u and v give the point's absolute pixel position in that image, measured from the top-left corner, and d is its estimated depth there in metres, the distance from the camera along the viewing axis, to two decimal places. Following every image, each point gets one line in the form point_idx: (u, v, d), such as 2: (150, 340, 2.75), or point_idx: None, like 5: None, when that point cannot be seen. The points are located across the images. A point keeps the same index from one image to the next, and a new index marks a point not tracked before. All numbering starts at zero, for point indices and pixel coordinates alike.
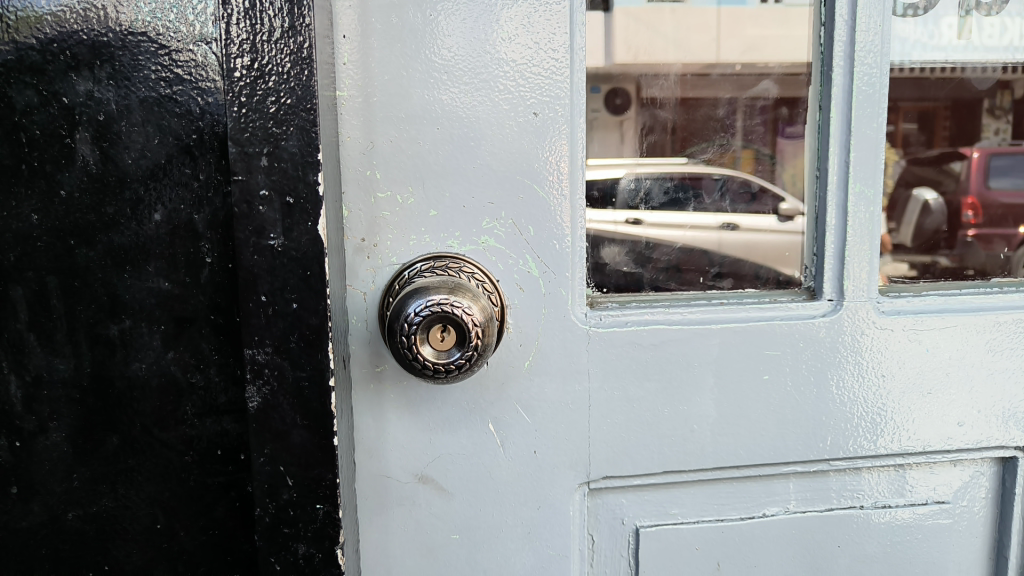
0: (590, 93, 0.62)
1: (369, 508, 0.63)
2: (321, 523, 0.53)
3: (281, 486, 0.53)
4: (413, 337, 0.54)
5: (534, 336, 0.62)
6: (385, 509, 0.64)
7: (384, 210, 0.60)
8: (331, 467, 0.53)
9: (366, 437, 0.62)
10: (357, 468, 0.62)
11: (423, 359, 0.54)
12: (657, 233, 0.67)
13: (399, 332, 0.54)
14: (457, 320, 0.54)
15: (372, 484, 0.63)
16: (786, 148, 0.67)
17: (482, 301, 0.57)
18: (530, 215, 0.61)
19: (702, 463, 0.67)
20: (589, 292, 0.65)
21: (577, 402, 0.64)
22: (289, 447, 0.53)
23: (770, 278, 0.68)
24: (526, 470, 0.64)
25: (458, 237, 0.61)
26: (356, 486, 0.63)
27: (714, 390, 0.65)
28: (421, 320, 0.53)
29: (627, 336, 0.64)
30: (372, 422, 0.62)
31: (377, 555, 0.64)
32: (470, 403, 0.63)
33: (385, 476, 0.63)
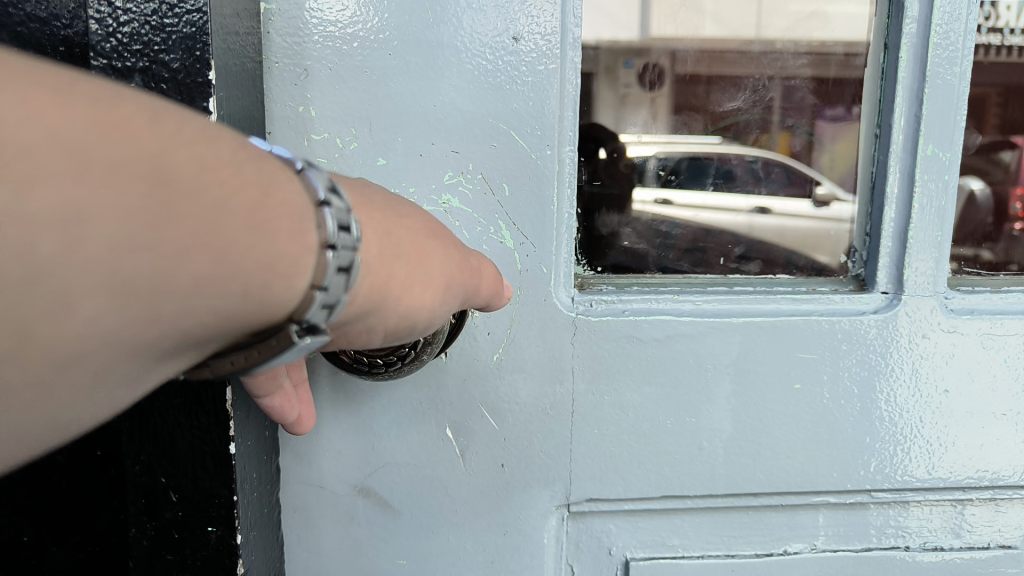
0: (623, 68, 0.53)
1: (296, 525, 0.52)
2: (213, 550, 0.42)
3: (164, 503, 0.42)
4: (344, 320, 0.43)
5: (506, 323, 0.50)
6: (315, 526, 0.52)
7: (320, 157, 0.47)
8: (224, 482, 0.41)
9: (295, 439, 0.50)
10: (282, 475, 0.51)
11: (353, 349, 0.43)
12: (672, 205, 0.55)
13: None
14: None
15: (302, 495, 0.51)
16: (824, 129, 0.55)
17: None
18: (505, 169, 0.48)
19: (712, 489, 0.54)
20: (579, 272, 0.52)
21: (558, 408, 0.51)
22: (176, 450, 0.41)
23: (801, 266, 0.55)
24: (493, 490, 0.52)
25: (412, 194, 0.48)
26: (280, 499, 0.51)
27: (732, 400, 0.52)
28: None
29: (623, 328, 0.51)
30: None
31: None
32: (424, 402, 0.51)
33: (317, 486, 0.51)
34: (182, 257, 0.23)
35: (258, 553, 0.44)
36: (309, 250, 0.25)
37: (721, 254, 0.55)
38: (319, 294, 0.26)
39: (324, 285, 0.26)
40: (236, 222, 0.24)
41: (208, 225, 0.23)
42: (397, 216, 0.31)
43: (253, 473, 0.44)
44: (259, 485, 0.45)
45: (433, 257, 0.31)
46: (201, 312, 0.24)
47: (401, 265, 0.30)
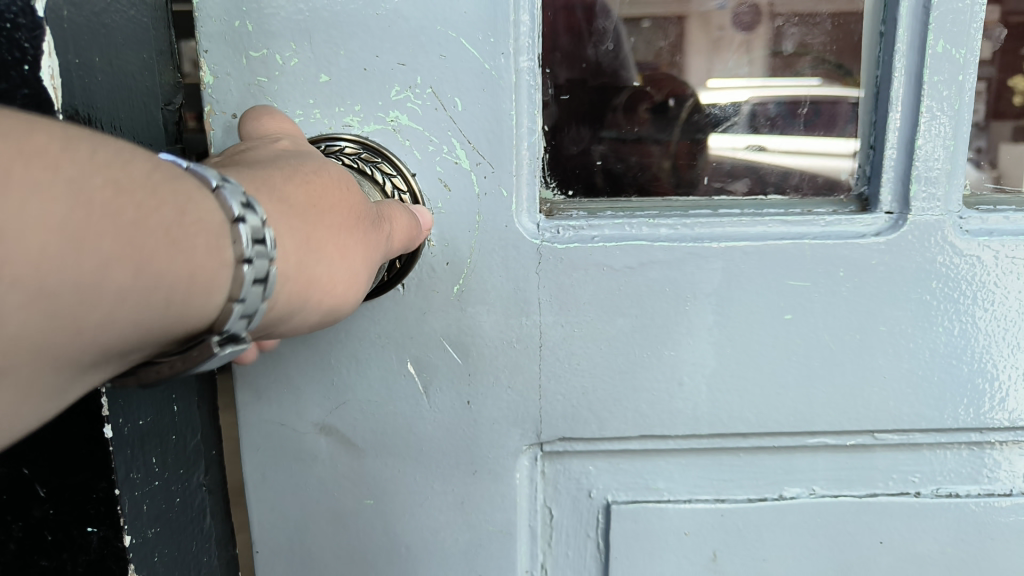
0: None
1: (259, 464, 0.50)
2: (95, 554, 0.42)
3: (35, 500, 0.41)
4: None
5: (465, 251, 0.47)
6: (278, 465, 0.50)
7: (259, 74, 0.45)
8: (103, 479, 0.40)
9: (252, 375, 0.49)
10: (241, 412, 0.49)
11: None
12: (677, 152, 0.47)
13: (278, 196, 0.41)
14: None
15: (263, 434, 0.50)
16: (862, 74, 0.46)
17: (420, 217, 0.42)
18: (456, 82, 0.44)
19: (695, 430, 0.50)
20: (546, 196, 0.48)
21: (524, 341, 0.48)
22: (44, 444, 0.40)
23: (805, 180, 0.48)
24: (459, 428, 0.49)
25: (359, 113, 0.45)
26: (241, 437, 0.50)
27: (715, 333, 0.48)
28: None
29: (592, 255, 0.47)
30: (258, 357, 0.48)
31: (274, 523, 0.51)
32: (383, 336, 0.48)
33: (278, 424, 0.50)
34: (104, 269, 0.24)
35: (162, 547, 0.44)
36: (222, 272, 0.28)
37: (704, 172, 0.48)
38: (234, 307, 0.28)
39: (249, 257, 0.28)
40: (162, 243, 0.25)
41: (141, 222, 0.25)
42: (300, 231, 0.31)
43: (151, 462, 0.43)
44: (164, 469, 0.44)
45: (320, 260, 0.32)
46: (118, 323, 0.25)
47: (315, 271, 0.32)
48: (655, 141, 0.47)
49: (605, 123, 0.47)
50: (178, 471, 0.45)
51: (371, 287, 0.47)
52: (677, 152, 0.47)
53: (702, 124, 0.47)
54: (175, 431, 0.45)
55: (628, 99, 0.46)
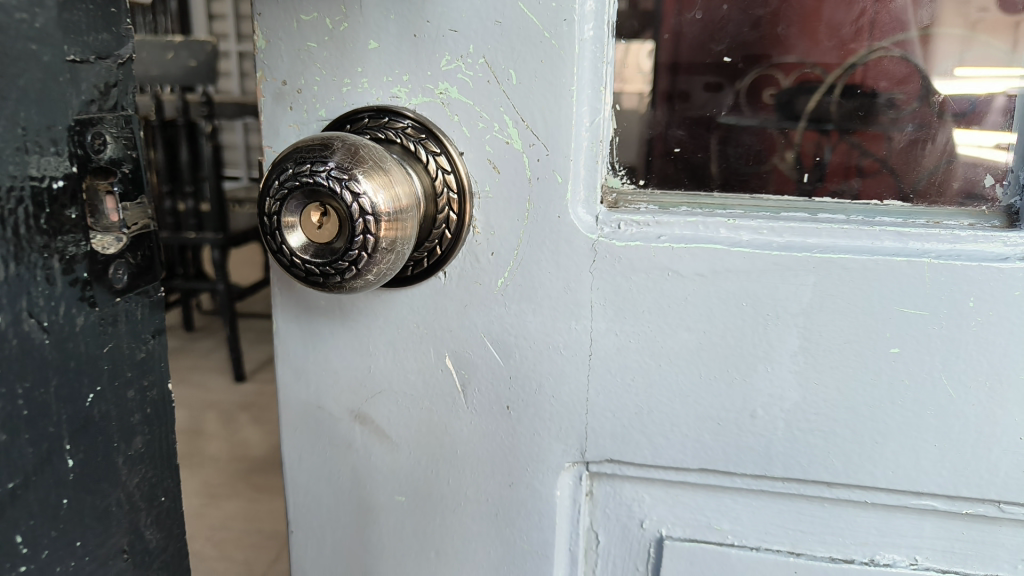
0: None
1: (296, 445, 0.49)
2: None
3: None
4: (288, 173, 0.35)
5: (512, 241, 0.42)
6: (313, 448, 0.49)
7: (309, 40, 0.42)
8: None
9: (293, 353, 0.47)
10: (281, 389, 0.48)
11: (272, 218, 0.36)
12: (802, 144, 0.40)
13: (283, 157, 0.36)
14: (353, 221, 0.35)
15: (301, 414, 0.48)
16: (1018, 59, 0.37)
17: (408, 224, 0.37)
18: (510, 51, 0.39)
19: (767, 471, 0.42)
20: (614, 185, 0.42)
21: (573, 347, 0.43)
22: None
23: (942, 185, 0.39)
24: (496, 433, 0.45)
25: (406, 84, 0.41)
26: (280, 416, 0.49)
27: (799, 362, 0.40)
28: (327, 170, 0.35)
29: (655, 257, 0.40)
30: (300, 336, 0.47)
31: (309, 503, 0.50)
32: (422, 326, 0.45)
33: (315, 406, 0.48)
34: None
35: None
36: None
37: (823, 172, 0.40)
38: None
39: None
40: None
41: None
42: None
43: None
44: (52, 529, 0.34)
45: None
46: None
47: None
48: (779, 131, 0.40)
49: (720, 109, 0.40)
50: (74, 533, 0.35)
51: (410, 274, 0.43)
52: (802, 145, 0.40)
53: (838, 113, 0.39)
54: (68, 490, 0.34)
55: (752, 81, 0.39)
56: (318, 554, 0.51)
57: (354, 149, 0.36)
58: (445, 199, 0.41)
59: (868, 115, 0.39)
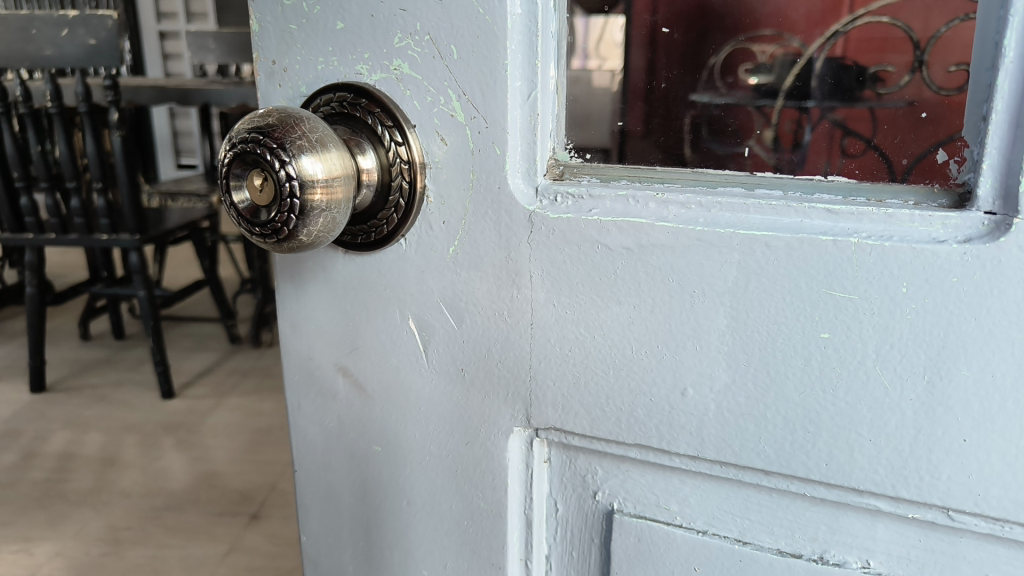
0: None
1: (296, 393, 0.54)
2: None
3: None
4: (235, 144, 0.40)
5: (459, 211, 0.44)
6: (309, 397, 0.54)
7: (292, 23, 0.46)
8: None
9: (289, 308, 0.52)
10: (283, 341, 0.53)
11: (225, 183, 0.40)
12: (781, 122, 0.41)
13: (236, 128, 0.41)
14: (282, 187, 0.39)
15: (298, 364, 0.53)
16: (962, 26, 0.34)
17: (339, 191, 0.40)
18: (451, 27, 0.41)
19: (700, 452, 0.41)
20: (561, 158, 0.42)
21: (515, 316, 0.44)
22: None
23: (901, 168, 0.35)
24: (453, 394, 0.48)
25: (367, 61, 0.44)
26: (283, 365, 0.54)
27: (728, 342, 0.39)
28: (264, 142, 0.39)
29: (586, 230, 0.40)
30: (294, 292, 0.52)
31: (307, 446, 0.55)
32: (387, 289, 0.48)
33: (308, 358, 0.53)
34: None
35: None
36: None
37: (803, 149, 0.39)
38: None
39: None
40: None
41: None
42: None
43: None
44: None
45: None
46: None
47: None
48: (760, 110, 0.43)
49: (696, 87, 0.43)
50: None
51: (372, 240, 0.46)
52: (780, 125, 0.41)
53: (819, 94, 0.42)
54: None
55: (726, 57, 0.44)
56: (316, 494, 0.56)
57: (297, 121, 0.40)
58: (397, 169, 0.44)
59: (850, 93, 0.40)
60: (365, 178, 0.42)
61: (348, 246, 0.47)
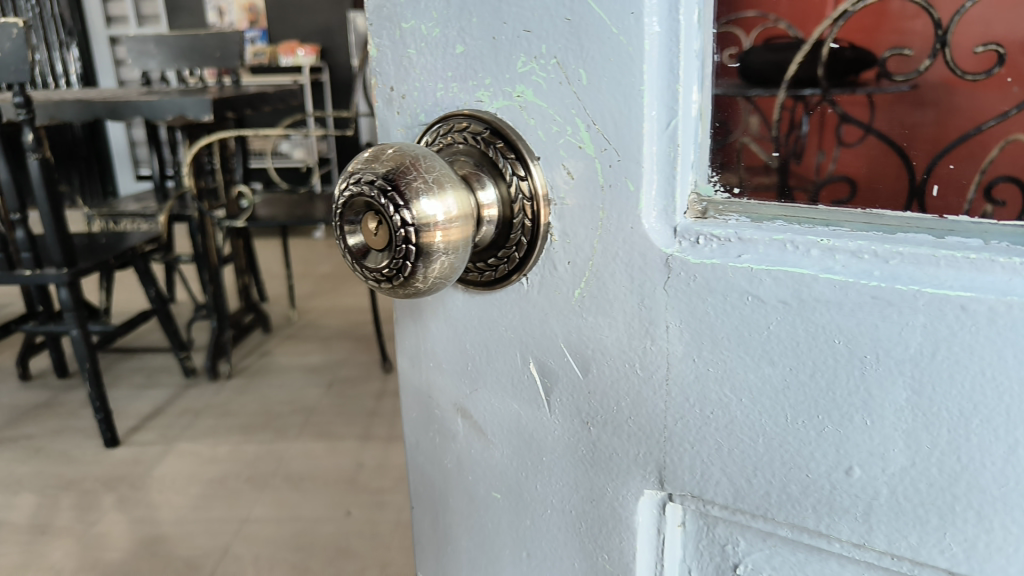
0: None
1: (415, 429, 0.52)
2: None
3: None
4: (348, 187, 0.38)
5: (586, 251, 0.39)
6: (427, 435, 0.51)
7: (410, 48, 0.43)
8: None
9: (407, 342, 0.49)
10: (401, 375, 0.51)
11: (339, 226, 0.38)
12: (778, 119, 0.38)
13: (351, 167, 0.38)
14: (397, 233, 0.36)
15: (416, 400, 0.51)
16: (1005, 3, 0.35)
17: (456, 233, 0.37)
18: (582, 50, 0.37)
19: (868, 541, 0.35)
20: (704, 193, 0.37)
21: (648, 369, 0.39)
22: None
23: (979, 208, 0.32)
24: (578, 448, 0.43)
25: (489, 87, 0.40)
26: (400, 400, 0.51)
27: (907, 419, 0.32)
28: (378, 184, 0.37)
29: (733, 279, 0.35)
30: (412, 326, 0.49)
31: (425, 485, 0.53)
32: (509, 330, 0.44)
33: (427, 395, 0.50)
34: None
35: None
36: None
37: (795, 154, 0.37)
38: None
39: None
40: None
41: None
42: None
43: None
44: None
45: None
46: None
47: None
48: (745, 99, 0.38)
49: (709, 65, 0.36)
50: None
51: (492, 279, 0.42)
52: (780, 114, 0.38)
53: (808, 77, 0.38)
54: None
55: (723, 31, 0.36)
56: (432, 532, 0.54)
57: (412, 161, 0.37)
58: (519, 206, 0.40)
59: (846, 79, 0.38)
60: (484, 215, 0.39)
61: (472, 283, 0.43)
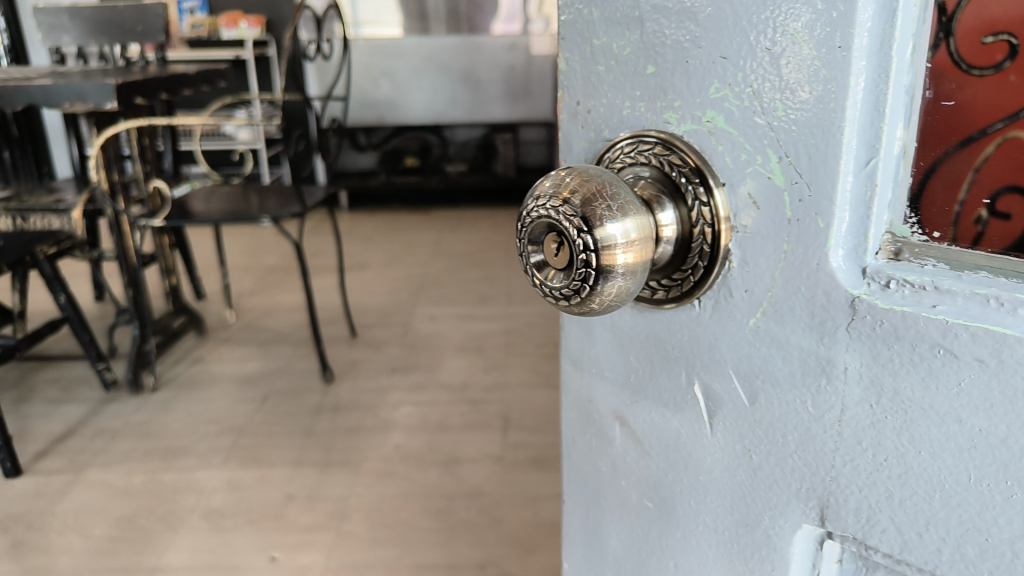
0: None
1: (574, 428, 0.55)
2: None
3: None
4: (532, 207, 0.39)
5: (766, 282, 0.39)
6: (586, 436, 0.54)
7: (599, 64, 0.44)
8: None
9: (574, 347, 0.52)
10: (566, 378, 0.54)
11: (523, 245, 0.40)
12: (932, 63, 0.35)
13: (538, 188, 0.39)
14: (577, 257, 0.37)
15: (578, 403, 0.54)
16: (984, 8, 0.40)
17: (634, 261, 0.37)
18: (781, 82, 0.36)
19: None
20: (900, 233, 0.36)
21: (820, 407, 0.39)
22: None
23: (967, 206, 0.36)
24: (736, 472, 0.44)
25: (678, 110, 0.40)
26: (561, 400, 0.55)
27: None
28: (562, 209, 0.37)
29: (924, 330, 0.34)
30: (581, 333, 0.51)
31: (579, 482, 0.56)
32: (676, 350, 0.45)
33: (589, 400, 0.52)
34: None
35: None
36: None
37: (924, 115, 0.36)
38: None
39: None
40: None
41: None
42: None
43: None
44: None
45: None
46: None
47: None
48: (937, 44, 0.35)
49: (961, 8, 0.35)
50: None
51: (665, 300, 0.44)
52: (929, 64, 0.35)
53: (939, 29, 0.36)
54: None
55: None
56: (582, 524, 0.57)
57: (598, 187, 0.37)
58: (699, 230, 0.41)
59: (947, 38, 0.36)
60: (661, 235, 0.40)
61: (643, 298, 0.45)
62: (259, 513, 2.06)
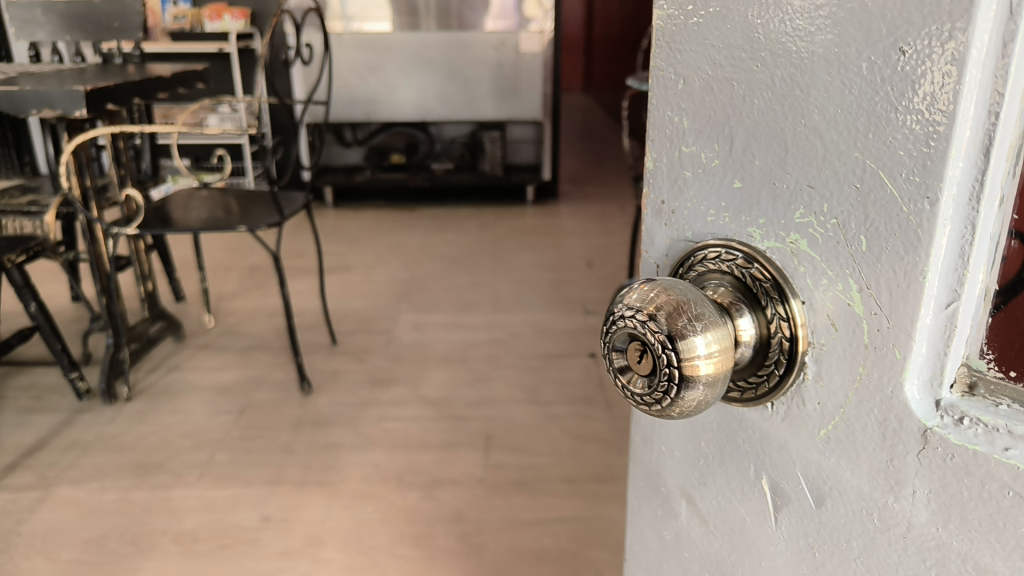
0: None
1: (639, 497, 0.57)
2: None
3: None
4: (616, 315, 0.39)
5: (840, 398, 0.40)
6: (651, 505, 0.56)
7: (686, 170, 0.45)
8: None
9: (643, 422, 0.54)
10: (631, 449, 0.56)
11: (606, 350, 0.40)
12: None
13: (624, 296, 0.39)
14: (660, 370, 0.37)
15: (644, 475, 0.55)
16: None
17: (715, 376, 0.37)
18: (864, 218, 0.36)
19: None
20: (976, 366, 0.35)
21: (887, 522, 0.39)
22: None
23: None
24: (799, 566, 0.45)
25: (762, 226, 0.41)
26: (628, 469, 0.57)
27: None
28: (645, 323, 0.37)
29: (994, 470, 0.34)
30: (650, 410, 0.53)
31: (639, 549, 0.58)
32: (746, 444, 0.46)
33: (655, 475, 0.54)
34: None
35: None
36: None
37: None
38: None
39: None
40: None
41: None
42: None
43: None
44: None
45: None
46: None
47: None
48: None
49: None
50: None
51: (739, 398, 0.45)
52: None
53: None
54: None
55: None
56: None
57: (681, 304, 0.37)
58: (776, 341, 0.41)
59: None
60: (739, 339, 0.41)
61: None
62: (231, 533, 2.04)
